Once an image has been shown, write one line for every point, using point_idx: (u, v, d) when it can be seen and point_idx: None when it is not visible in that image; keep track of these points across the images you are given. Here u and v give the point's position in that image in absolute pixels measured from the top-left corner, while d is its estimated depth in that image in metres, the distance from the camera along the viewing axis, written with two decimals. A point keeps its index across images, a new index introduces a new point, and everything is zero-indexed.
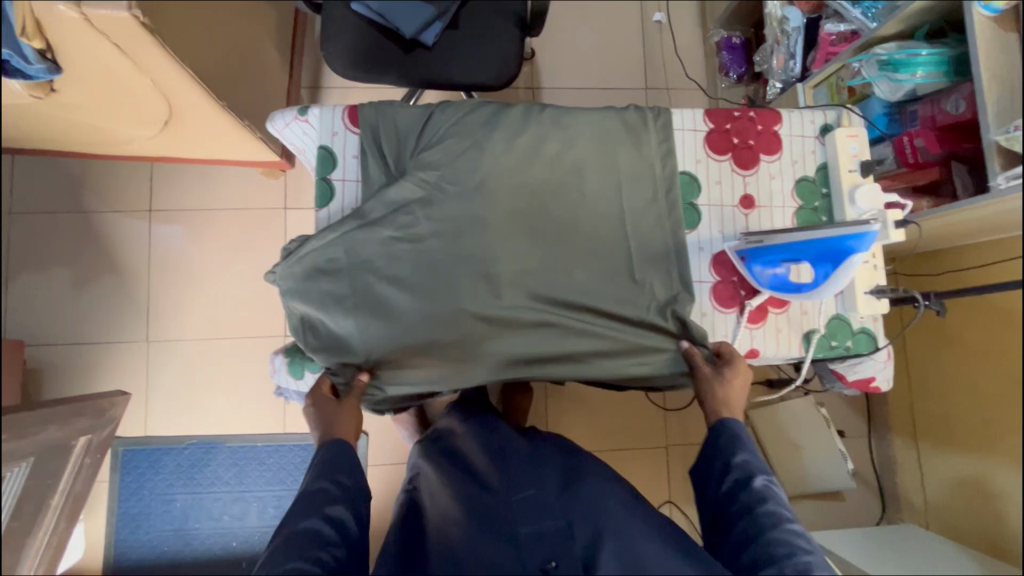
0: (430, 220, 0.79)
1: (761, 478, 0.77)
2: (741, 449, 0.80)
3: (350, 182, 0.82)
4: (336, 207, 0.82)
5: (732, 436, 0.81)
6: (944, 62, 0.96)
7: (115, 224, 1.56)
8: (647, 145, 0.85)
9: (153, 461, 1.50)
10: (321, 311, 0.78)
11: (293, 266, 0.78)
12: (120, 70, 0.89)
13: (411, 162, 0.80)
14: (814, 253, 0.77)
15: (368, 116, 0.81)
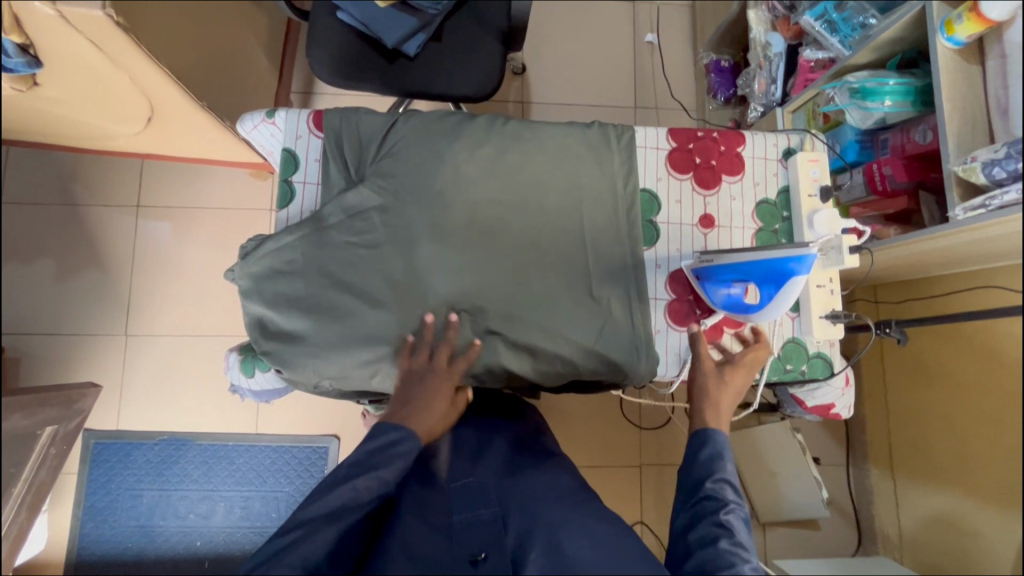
0: (389, 226, 0.80)
1: (732, 508, 0.72)
2: (719, 470, 0.75)
3: (311, 185, 0.83)
4: (295, 208, 0.83)
5: (715, 449, 0.77)
6: (910, 92, 0.97)
7: (102, 217, 1.58)
8: (609, 162, 0.86)
9: (123, 455, 1.50)
10: (276, 312, 0.78)
11: (249, 266, 0.78)
12: (98, 67, 0.91)
13: (372, 168, 0.81)
14: (760, 275, 0.77)
15: (332, 121, 0.83)
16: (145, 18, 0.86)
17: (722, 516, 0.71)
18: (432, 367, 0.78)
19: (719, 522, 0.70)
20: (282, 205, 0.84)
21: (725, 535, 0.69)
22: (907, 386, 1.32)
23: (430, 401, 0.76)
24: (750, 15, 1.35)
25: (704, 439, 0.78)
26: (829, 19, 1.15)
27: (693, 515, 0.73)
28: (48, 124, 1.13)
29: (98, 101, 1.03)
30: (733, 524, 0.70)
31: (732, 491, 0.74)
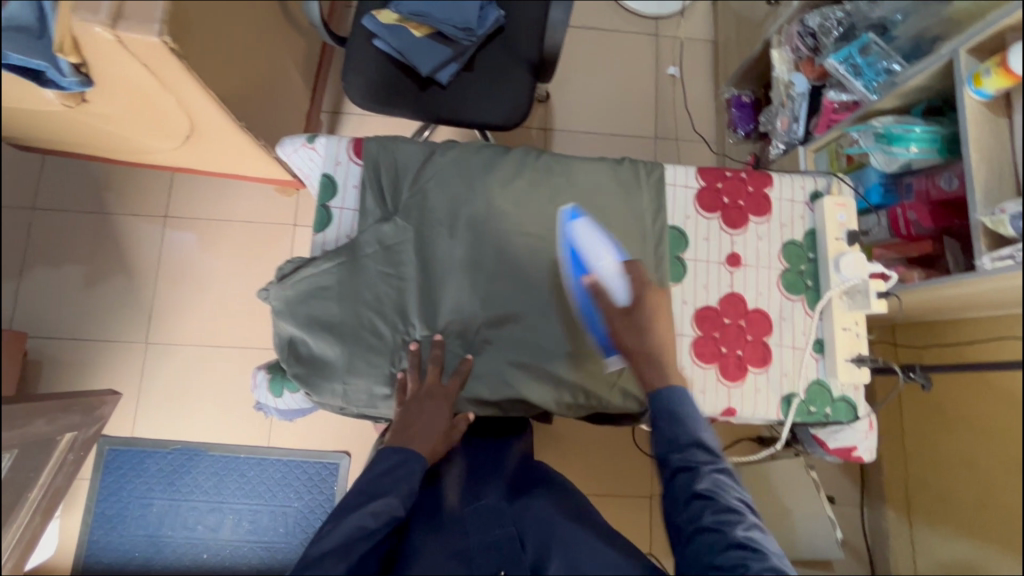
0: (422, 256, 0.82)
1: (714, 472, 0.70)
2: (687, 440, 0.72)
3: (348, 211, 0.85)
4: (331, 233, 0.84)
5: (674, 416, 0.73)
6: (937, 139, 0.98)
7: (131, 227, 1.62)
8: (637, 199, 0.88)
9: (136, 463, 1.51)
10: (310, 335, 0.79)
11: (286, 288, 0.79)
12: (148, 88, 0.95)
13: (408, 199, 0.83)
14: (576, 261, 0.82)
15: (371, 150, 0.85)
16: (196, 44, 0.89)
17: (707, 486, 0.69)
18: (429, 389, 0.78)
19: (705, 494, 0.69)
20: (318, 229, 0.85)
21: (716, 505, 0.68)
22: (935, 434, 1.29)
23: (431, 425, 0.77)
24: (773, 55, 1.39)
25: (662, 408, 0.73)
26: (854, 61, 1.16)
27: (677, 492, 0.71)
28: (90, 138, 1.17)
29: (142, 119, 1.07)
30: (719, 489, 0.69)
31: (708, 453, 0.72)
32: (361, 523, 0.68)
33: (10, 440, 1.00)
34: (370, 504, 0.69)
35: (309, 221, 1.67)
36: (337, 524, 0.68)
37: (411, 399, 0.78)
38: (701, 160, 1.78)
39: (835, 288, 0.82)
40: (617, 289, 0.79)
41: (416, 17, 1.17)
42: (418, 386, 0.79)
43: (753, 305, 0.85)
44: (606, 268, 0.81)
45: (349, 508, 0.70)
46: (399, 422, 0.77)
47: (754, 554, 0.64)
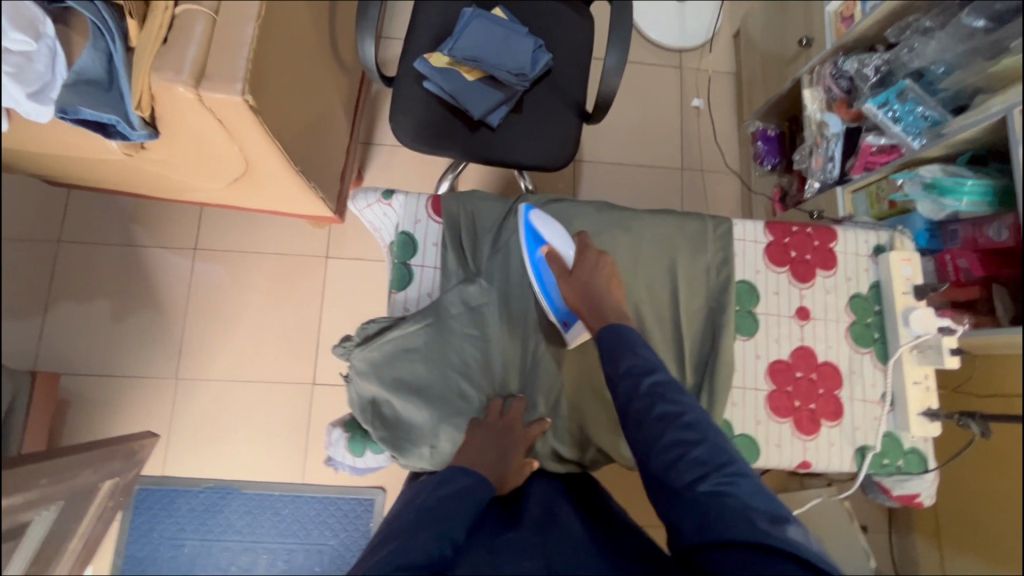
0: (505, 314, 0.88)
1: (654, 375, 0.73)
2: (628, 354, 0.76)
3: (429, 268, 0.88)
4: (412, 290, 0.88)
5: (619, 342, 0.77)
6: (989, 191, 1.01)
7: (159, 259, 1.59)
8: (705, 253, 0.89)
9: (168, 502, 1.48)
10: (394, 396, 0.81)
11: (372, 351, 0.81)
12: (214, 139, 0.94)
13: (488, 261, 0.88)
14: (531, 239, 0.87)
15: (450, 206, 0.89)
16: (268, 97, 0.89)
17: (650, 388, 0.72)
18: (509, 424, 0.82)
19: (651, 393, 0.72)
20: (397, 286, 0.89)
21: (662, 400, 0.71)
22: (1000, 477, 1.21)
23: (503, 457, 0.78)
24: (806, 94, 1.41)
25: (608, 340, 0.78)
26: (892, 108, 1.19)
27: (623, 399, 0.73)
28: (137, 179, 1.16)
29: (198, 163, 1.06)
30: (662, 388, 0.72)
31: (645, 361, 0.75)
32: (426, 546, 0.61)
33: (54, 493, 0.96)
34: (435, 529, 0.63)
35: (340, 252, 1.66)
36: (402, 545, 0.61)
37: (487, 428, 0.81)
38: (727, 192, 1.81)
39: (906, 343, 0.85)
40: (568, 256, 0.87)
41: (470, 61, 1.17)
42: (496, 419, 0.82)
43: (824, 358, 0.87)
44: (559, 241, 0.88)
45: (416, 526, 0.64)
46: (473, 451, 0.77)
47: (706, 437, 0.67)
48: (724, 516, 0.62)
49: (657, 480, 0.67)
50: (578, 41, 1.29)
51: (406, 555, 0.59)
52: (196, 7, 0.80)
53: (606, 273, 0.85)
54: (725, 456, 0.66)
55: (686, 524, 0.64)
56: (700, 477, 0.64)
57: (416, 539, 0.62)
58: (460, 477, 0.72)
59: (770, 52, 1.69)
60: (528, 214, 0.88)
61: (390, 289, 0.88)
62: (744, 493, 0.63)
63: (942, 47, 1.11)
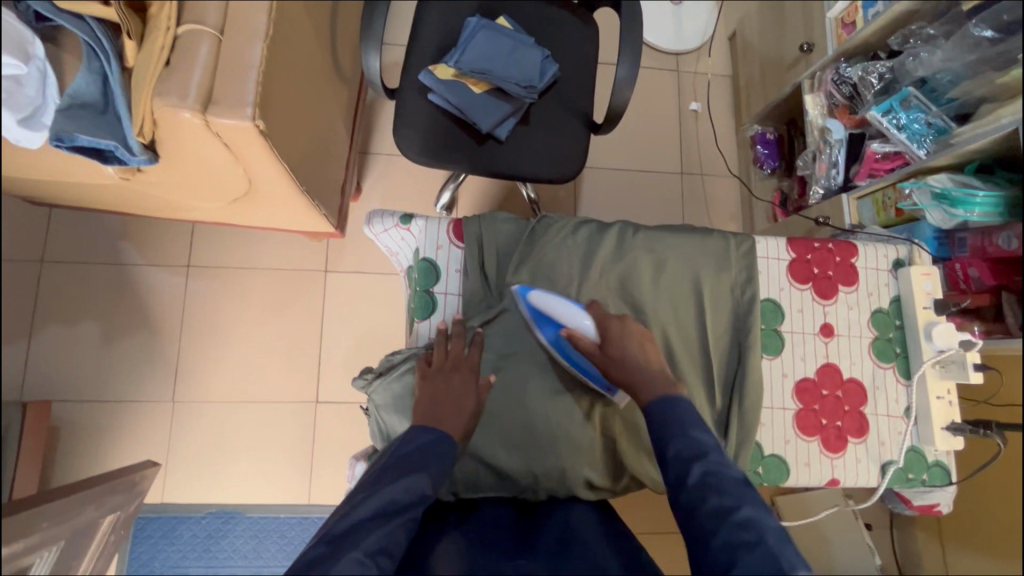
0: (530, 336, 0.86)
1: (706, 462, 0.68)
2: (675, 435, 0.71)
3: (452, 295, 0.89)
4: (436, 317, 0.89)
5: (667, 418, 0.73)
6: (1001, 203, 1.02)
7: (151, 278, 1.53)
8: (729, 272, 0.88)
9: (169, 530, 1.43)
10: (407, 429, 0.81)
11: (393, 381, 0.83)
12: (218, 161, 0.90)
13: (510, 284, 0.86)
14: (545, 323, 0.83)
15: (471, 228, 0.89)
16: (276, 117, 0.85)
17: (702, 478, 0.67)
18: (454, 360, 0.82)
19: (701, 483, 0.66)
20: (421, 313, 0.90)
21: (715, 492, 0.65)
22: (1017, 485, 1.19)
23: (459, 399, 0.78)
24: (807, 100, 1.42)
25: (659, 413, 0.74)
26: (896, 116, 1.19)
27: (673, 487, 0.69)
28: (131, 201, 1.11)
29: (198, 185, 1.01)
30: (714, 477, 0.67)
31: (697, 442, 0.70)
32: (393, 496, 0.65)
33: (55, 533, 0.89)
34: (401, 478, 0.67)
35: (339, 265, 1.61)
36: (368, 497, 0.65)
37: (436, 374, 0.81)
38: (727, 196, 1.81)
39: (929, 359, 0.85)
40: (586, 327, 0.82)
41: (477, 73, 1.14)
42: (443, 359, 0.82)
43: (849, 375, 0.88)
44: (570, 316, 0.82)
45: (380, 482, 0.67)
46: (428, 400, 0.78)
47: (764, 543, 0.60)
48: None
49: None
50: (584, 50, 1.27)
51: (375, 506, 0.64)
52: (199, 25, 0.76)
53: (637, 339, 0.82)
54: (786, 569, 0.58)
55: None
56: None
57: (382, 491, 0.66)
58: (421, 433, 0.73)
59: (768, 56, 1.68)
60: (527, 296, 0.83)
61: (415, 318, 0.89)
62: None
63: (948, 57, 1.12)
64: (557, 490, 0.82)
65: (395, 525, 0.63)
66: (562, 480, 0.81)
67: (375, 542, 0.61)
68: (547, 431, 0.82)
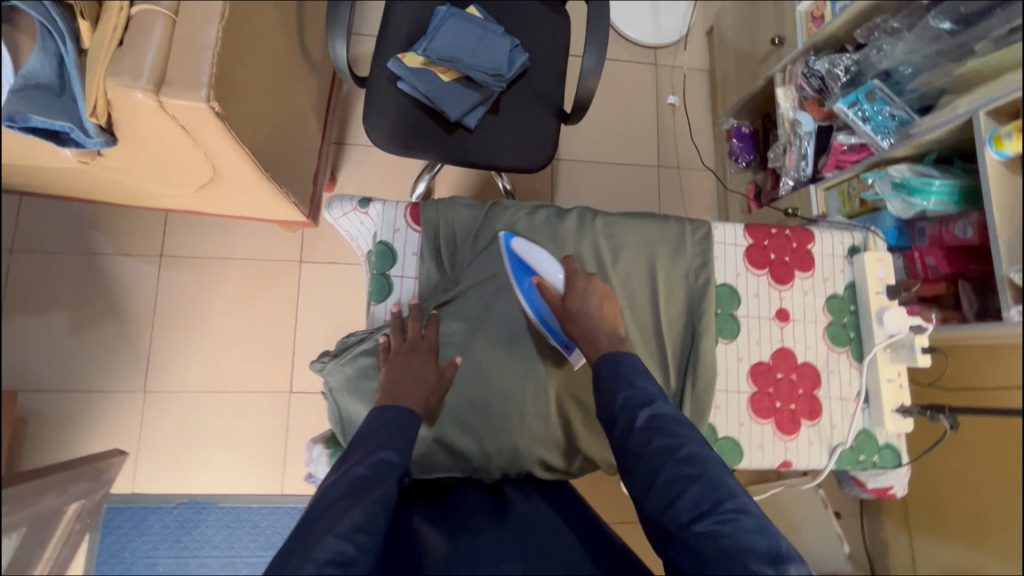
0: (491, 322, 0.87)
1: (653, 407, 0.72)
2: (625, 385, 0.75)
3: (408, 278, 0.90)
4: (391, 300, 0.89)
5: (615, 374, 0.76)
6: (955, 192, 1.05)
7: (124, 267, 1.52)
8: (684, 256, 0.89)
9: (139, 520, 1.42)
10: (359, 412, 0.83)
11: (345, 365, 0.84)
12: (177, 144, 0.89)
13: (463, 272, 0.89)
14: (522, 268, 0.86)
15: (428, 215, 0.89)
16: (235, 101, 0.85)
17: (648, 421, 0.71)
18: (411, 343, 0.84)
19: (648, 427, 0.71)
20: (377, 297, 0.90)
21: (660, 434, 0.70)
22: (975, 473, 1.21)
23: (417, 377, 0.80)
24: (778, 92, 1.42)
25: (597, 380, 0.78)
26: (861, 107, 1.21)
27: (621, 434, 0.72)
28: (96, 186, 1.10)
29: (160, 170, 1.01)
30: (660, 421, 0.71)
31: (643, 392, 0.74)
32: (362, 472, 0.66)
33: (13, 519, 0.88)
34: (367, 456, 0.68)
35: (314, 255, 1.61)
36: (338, 478, 0.66)
37: (394, 355, 0.82)
38: (703, 189, 1.83)
39: (881, 343, 0.87)
40: (558, 281, 0.85)
41: (445, 61, 1.14)
42: (400, 343, 0.84)
43: (803, 359, 0.89)
44: (546, 267, 0.86)
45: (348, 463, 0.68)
46: (388, 380, 0.79)
47: (704, 472, 0.66)
48: (721, 556, 0.61)
49: (656, 519, 0.66)
50: (555, 40, 1.27)
51: (345, 486, 0.64)
52: (153, 6, 0.75)
53: (599, 294, 0.84)
54: (721, 493, 0.65)
55: (684, 565, 0.63)
56: (695, 517, 0.64)
57: (347, 472, 0.66)
58: (384, 411, 0.74)
59: (743, 50, 1.69)
60: (509, 243, 0.87)
61: (370, 301, 0.90)
62: (743, 534, 0.62)
63: (910, 49, 1.14)
64: (510, 469, 0.84)
65: (369, 500, 0.63)
66: (517, 459, 0.84)
67: (350, 522, 0.61)
68: (504, 412, 0.85)
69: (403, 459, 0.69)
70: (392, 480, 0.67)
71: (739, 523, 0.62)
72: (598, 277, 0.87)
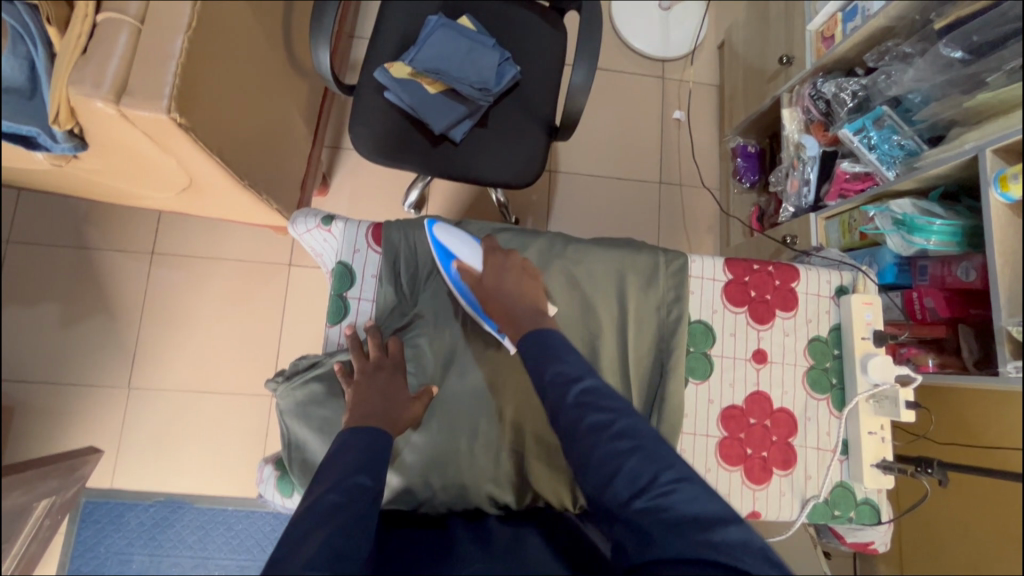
0: (456, 349, 0.88)
1: (581, 383, 0.70)
2: (556, 360, 0.74)
3: (366, 301, 0.91)
4: (348, 322, 0.90)
5: (548, 351, 0.76)
6: (958, 232, 1.00)
7: (115, 263, 1.52)
8: (656, 288, 0.91)
9: (116, 516, 1.43)
10: (307, 437, 0.84)
11: (296, 389, 0.85)
12: (148, 151, 0.89)
13: (424, 292, 0.90)
14: (444, 256, 0.89)
15: (389, 236, 0.90)
16: (201, 110, 0.83)
17: (578, 398, 0.69)
18: (375, 363, 0.83)
19: (579, 404, 0.69)
20: (335, 318, 0.91)
21: (592, 409, 0.68)
22: (970, 522, 1.12)
23: (388, 395, 0.79)
24: (784, 114, 1.37)
25: None
26: (868, 135, 1.15)
27: (554, 413, 0.70)
28: (79, 185, 1.10)
29: (137, 174, 1.00)
30: (592, 396, 0.69)
31: (573, 367, 0.74)
32: (334, 499, 0.62)
33: None
34: (339, 481, 0.64)
35: (305, 259, 1.60)
36: (311, 508, 0.62)
37: (360, 376, 0.81)
38: (703, 209, 1.77)
39: (863, 393, 0.89)
40: (478, 264, 0.89)
41: (431, 73, 1.12)
42: (365, 364, 0.83)
43: (779, 404, 0.92)
44: (467, 254, 0.89)
45: (322, 486, 0.64)
46: (357, 402, 0.77)
47: (641, 445, 0.64)
48: (663, 531, 0.58)
49: (597, 499, 0.63)
50: (549, 54, 1.24)
51: (316, 516, 0.60)
52: (118, 14, 0.74)
53: (517, 270, 0.87)
54: (659, 465, 0.63)
55: (629, 546, 0.60)
56: (634, 492, 0.61)
57: (319, 500, 0.62)
58: (356, 433, 0.72)
59: (752, 65, 1.63)
60: (433, 229, 0.89)
61: (327, 321, 0.91)
62: (682, 503, 0.59)
63: (919, 77, 1.08)
64: (456, 504, 0.83)
65: (347, 524, 0.60)
66: (463, 495, 0.83)
67: (326, 551, 0.56)
68: (457, 446, 0.84)
69: (378, 482, 0.66)
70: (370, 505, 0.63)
71: (677, 493, 0.60)
72: (517, 254, 0.90)
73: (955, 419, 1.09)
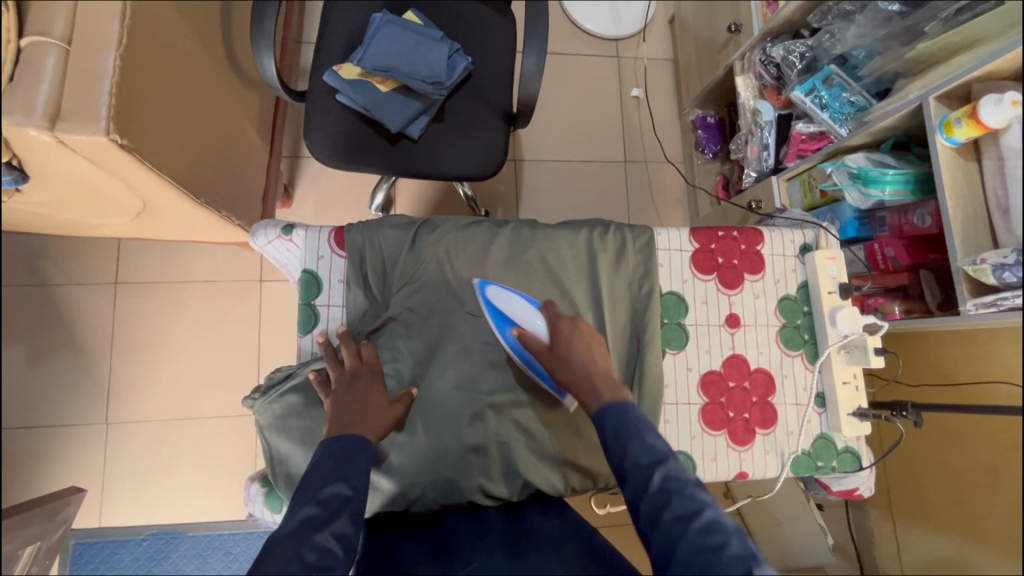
0: (432, 346, 0.87)
1: (666, 468, 0.67)
2: (634, 440, 0.70)
3: (335, 307, 0.90)
4: (318, 330, 0.90)
5: (621, 427, 0.72)
6: (910, 181, 1.03)
7: (77, 297, 1.48)
8: (625, 265, 0.92)
9: (109, 554, 1.40)
10: (288, 450, 0.83)
11: (272, 403, 0.84)
12: (92, 177, 0.86)
13: (393, 291, 0.89)
14: (501, 319, 0.85)
15: (354, 239, 0.89)
16: (145, 131, 0.81)
17: (661, 484, 0.65)
18: (351, 370, 0.82)
19: (662, 490, 0.65)
20: (304, 327, 0.91)
21: (675, 497, 0.64)
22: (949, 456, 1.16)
23: (367, 401, 0.78)
24: (738, 81, 1.38)
25: None
26: (819, 94, 1.16)
27: (633, 497, 0.67)
28: (27, 220, 1.06)
29: (87, 203, 0.97)
30: (675, 484, 0.65)
31: (653, 448, 0.69)
32: (310, 512, 0.61)
33: None
34: (316, 493, 0.63)
35: (275, 273, 1.57)
36: (287, 522, 0.61)
37: (338, 384, 0.80)
38: (670, 183, 1.79)
39: (834, 345, 0.91)
40: (540, 329, 0.84)
41: (382, 71, 1.10)
42: (340, 372, 0.82)
43: (756, 365, 0.94)
44: (525, 315, 0.85)
45: (299, 500, 0.63)
46: (335, 411, 0.77)
47: (728, 539, 0.60)
48: None
49: None
50: (498, 43, 1.23)
51: (291, 529, 0.59)
52: (43, 37, 0.71)
53: (585, 339, 0.83)
54: (750, 562, 0.58)
55: None
56: None
57: (295, 512, 0.61)
58: (334, 441, 0.71)
59: (704, 37, 1.64)
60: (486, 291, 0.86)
61: (297, 332, 0.90)
62: None
63: (862, 32, 1.10)
64: (447, 500, 0.83)
65: (324, 536, 0.59)
66: (453, 490, 0.83)
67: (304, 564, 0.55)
68: (440, 442, 0.83)
69: (356, 490, 0.66)
70: (347, 514, 0.63)
71: None
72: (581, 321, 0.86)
73: (925, 362, 1.13)
